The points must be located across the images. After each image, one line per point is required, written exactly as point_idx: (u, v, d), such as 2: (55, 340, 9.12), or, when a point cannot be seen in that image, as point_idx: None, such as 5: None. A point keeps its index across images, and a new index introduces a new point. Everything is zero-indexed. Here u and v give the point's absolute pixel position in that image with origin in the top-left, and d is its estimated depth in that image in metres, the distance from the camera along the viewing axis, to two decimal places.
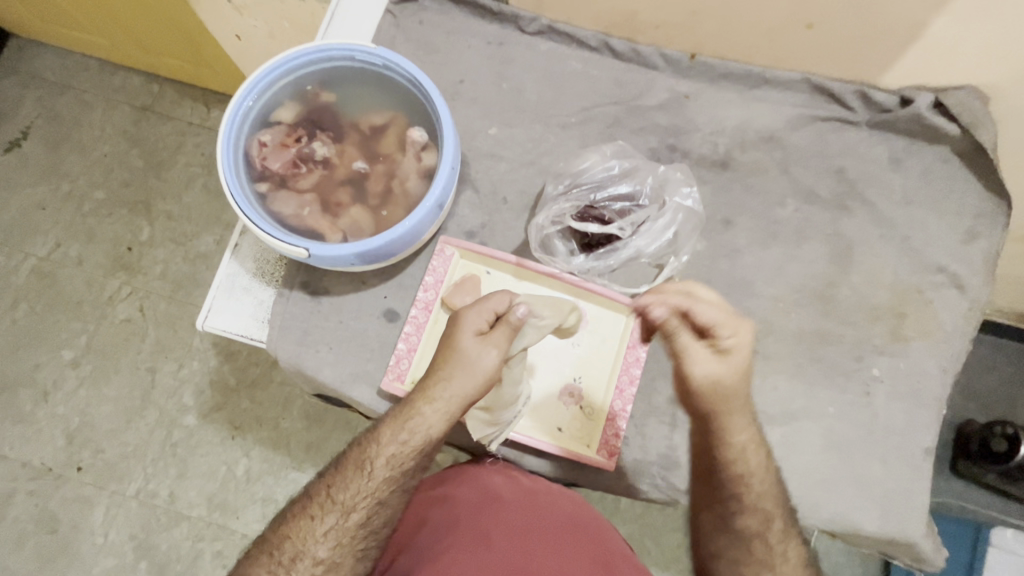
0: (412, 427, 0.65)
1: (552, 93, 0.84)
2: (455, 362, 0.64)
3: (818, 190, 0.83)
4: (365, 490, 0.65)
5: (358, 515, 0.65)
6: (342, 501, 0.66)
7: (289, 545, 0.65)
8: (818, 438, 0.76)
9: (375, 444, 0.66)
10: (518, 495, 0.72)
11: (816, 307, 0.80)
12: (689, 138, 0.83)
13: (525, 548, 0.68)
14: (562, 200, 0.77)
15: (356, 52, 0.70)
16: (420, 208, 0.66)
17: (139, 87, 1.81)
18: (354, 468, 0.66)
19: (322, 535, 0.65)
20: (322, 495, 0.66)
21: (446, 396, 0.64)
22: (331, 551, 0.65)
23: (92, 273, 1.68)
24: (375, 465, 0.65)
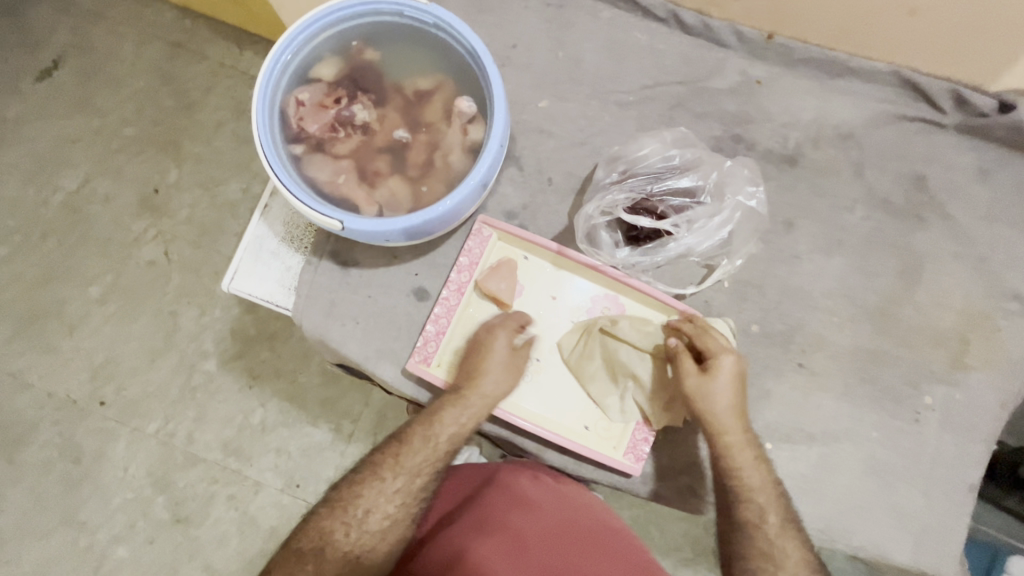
0: (467, 411, 0.68)
1: (611, 66, 0.77)
2: (495, 359, 0.68)
3: (893, 198, 0.76)
4: (429, 457, 0.67)
5: (423, 479, 0.67)
6: (411, 465, 0.67)
7: (359, 503, 0.65)
8: (857, 463, 0.72)
9: (439, 417, 0.68)
10: (550, 498, 0.71)
11: (874, 325, 0.74)
12: (758, 128, 0.76)
13: (563, 552, 0.67)
14: (616, 190, 0.71)
15: (405, 7, 0.64)
16: (464, 187, 0.61)
17: (172, 22, 1.75)
18: (421, 438, 0.67)
19: (392, 492, 0.66)
20: (390, 459, 0.67)
21: (487, 392, 0.68)
22: (398, 508, 0.66)
23: (120, 211, 1.67)
24: (440, 439, 0.67)
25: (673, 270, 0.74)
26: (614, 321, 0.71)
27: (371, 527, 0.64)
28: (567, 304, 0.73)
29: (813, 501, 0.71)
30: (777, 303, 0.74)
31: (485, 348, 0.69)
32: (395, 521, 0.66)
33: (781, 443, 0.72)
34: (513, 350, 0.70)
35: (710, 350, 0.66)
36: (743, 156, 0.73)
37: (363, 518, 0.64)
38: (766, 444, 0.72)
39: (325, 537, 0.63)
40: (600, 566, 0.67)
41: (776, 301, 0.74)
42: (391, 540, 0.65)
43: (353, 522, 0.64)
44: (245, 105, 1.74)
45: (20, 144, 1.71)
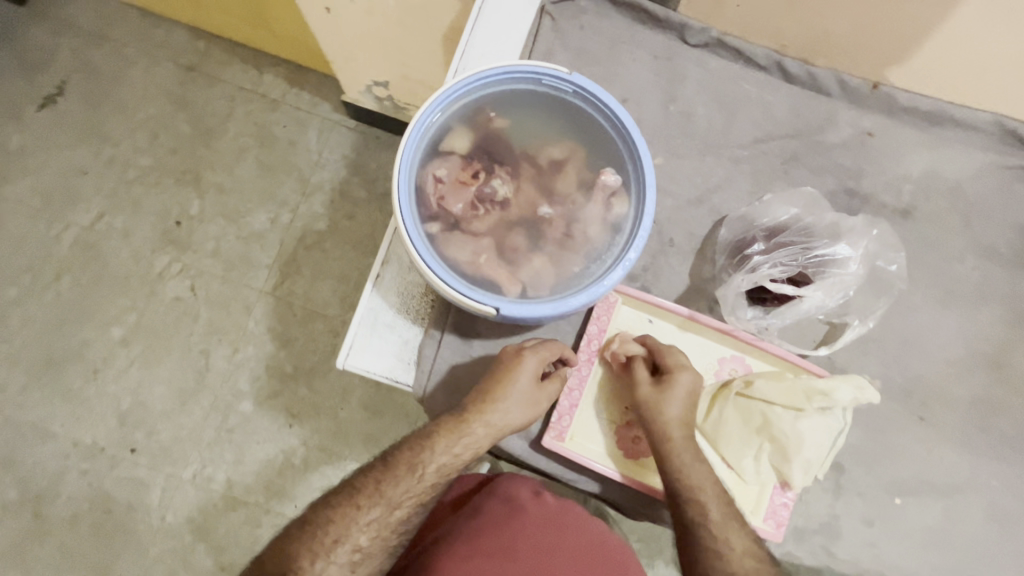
0: (463, 442, 0.64)
1: (723, 120, 0.76)
2: (512, 392, 0.64)
3: (1001, 246, 0.77)
4: (413, 490, 0.65)
5: (401, 512, 0.64)
6: (389, 496, 0.64)
7: (330, 529, 0.63)
8: (980, 511, 0.73)
9: (430, 447, 0.64)
10: (546, 513, 0.73)
11: (988, 374, 0.75)
12: (870, 181, 0.76)
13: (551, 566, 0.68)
14: (762, 260, 0.71)
15: (545, 76, 0.62)
16: (618, 267, 0.59)
17: (186, 45, 1.67)
18: (406, 466, 0.64)
19: (365, 523, 0.63)
20: (370, 487, 0.64)
21: (500, 424, 0.64)
22: (371, 540, 0.63)
23: (140, 247, 1.59)
24: (427, 469, 0.64)
25: (798, 329, 0.73)
26: (748, 383, 0.70)
27: (339, 558, 0.62)
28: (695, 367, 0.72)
29: (940, 553, 0.72)
30: (897, 357, 0.74)
31: (507, 373, 0.64)
32: (366, 555, 0.63)
33: (908, 496, 0.73)
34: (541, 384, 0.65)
35: (765, 400, 0.69)
36: (880, 220, 0.74)
37: (330, 549, 0.62)
38: (894, 498, 0.73)
39: (293, 562, 0.61)
40: None
41: (896, 354, 0.74)
42: (358, 574, 0.63)
43: (323, 550, 0.62)
44: (267, 130, 1.66)
45: (23, 177, 1.60)
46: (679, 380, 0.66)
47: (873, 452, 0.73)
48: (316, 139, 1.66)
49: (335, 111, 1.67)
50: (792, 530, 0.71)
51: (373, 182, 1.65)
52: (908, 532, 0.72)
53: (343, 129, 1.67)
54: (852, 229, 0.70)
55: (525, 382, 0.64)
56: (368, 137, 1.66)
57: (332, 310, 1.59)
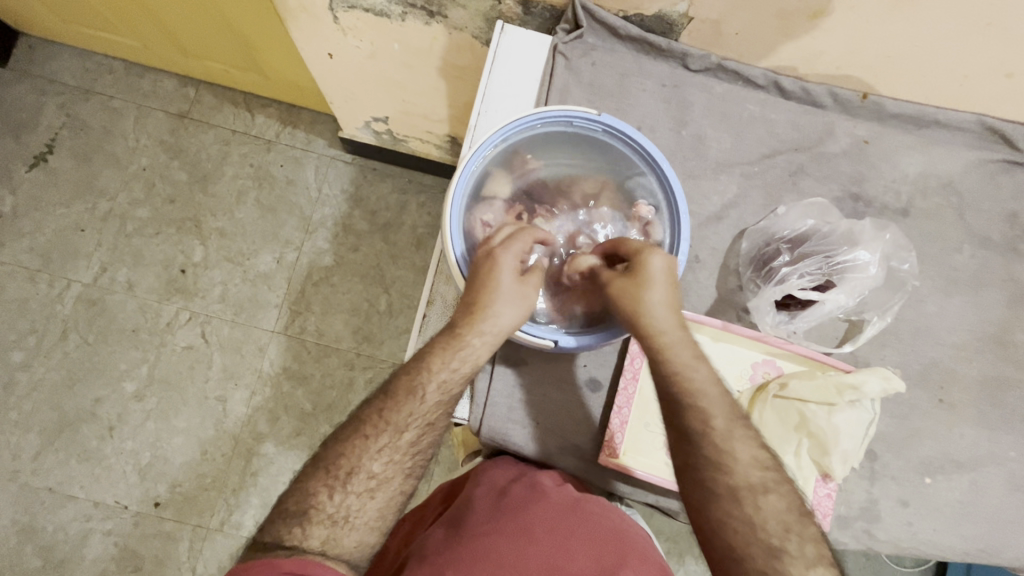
0: (459, 354, 0.62)
1: (732, 140, 0.81)
2: (499, 295, 0.61)
3: (992, 234, 0.83)
4: (418, 412, 0.62)
5: (411, 434, 0.62)
6: (395, 420, 0.61)
7: (343, 462, 0.60)
8: (1003, 482, 0.79)
9: (428, 366, 0.61)
10: (568, 500, 0.66)
11: (994, 353, 0.81)
12: (871, 185, 0.82)
13: (569, 548, 0.62)
14: (788, 270, 0.75)
15: (576, 118, 0.65)
16: None
17: (174, 92, 1.68)
18: (405, 391, 0.61)
19: (376, 451, 0.60)
20: (374, 416, 0.61)
21: (495, 329, 0.61)
22: (385, 466, 0.61)
23: (145, 298, 1.58)
24: (427, 389, 0.61)
25: (819, 329, 0.79)
26: (783, 384, 0.74)
27: (356, 488, 0.59)
28: (731, 373, 0.76)
29: (972, 525, 0.77)
30: (913, 345, 0.80)
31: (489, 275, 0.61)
32: (382, 482, 0.61)
33: (936, 475, 0.78)
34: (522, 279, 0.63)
35: (799, 398, 0.73)
36: (890, 224, 0.79)
37: (346, 479, 0.59)
38: (924, 478, 0.78)
39: (310, 497, 0.58)
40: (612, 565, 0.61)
41: (912, 343, 0.80)
42: (379, 500, 0.60)
43: (338, 483, 0.59)
44: (264, 170, 1.67)
45: (19, 239, 1.58)
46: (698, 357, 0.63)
47: (901, 437, 0.78)
48: (314, 175, 1.68)
49: (330, 146, 1.69)
50: (836, 518, 0.75)
51: (375, 213, 1.67)
52: (941, 508, 0.77)
53: (340, 163, 1.69)
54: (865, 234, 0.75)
55: (507, 280, 0.62)
56: (365, 169, 1.69)
57: (346, 342, 1.60)
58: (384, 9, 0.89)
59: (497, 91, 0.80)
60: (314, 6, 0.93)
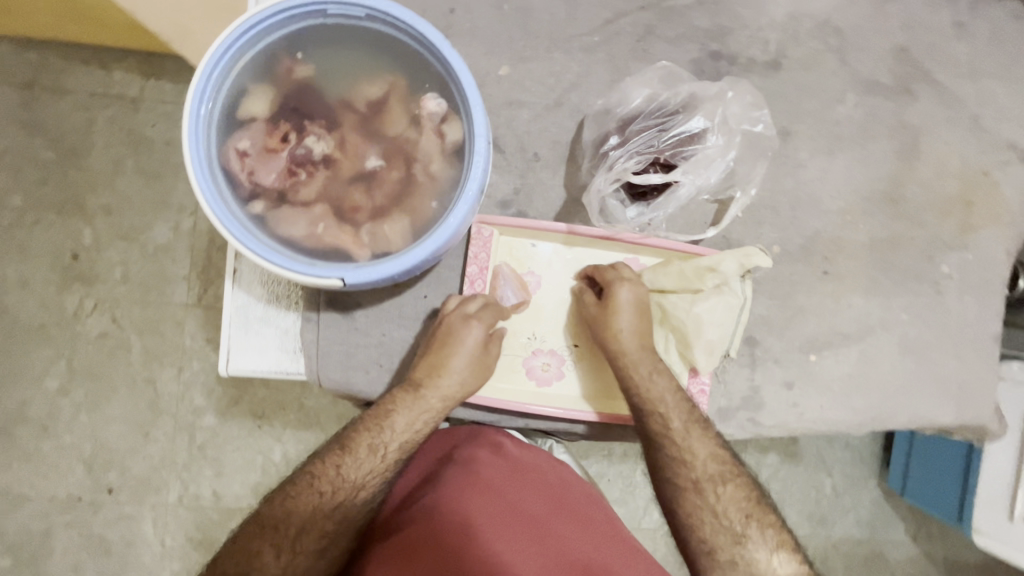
0: (423, 418, 0.62)
1: (566, 9, 0.69)
2: (461, 367, 0.62)
3: (880, 76, 0.73)
4: (377, 468, 0.61)
5: (366, 493, 0.61)
6: (352, 478, 0.60)
7: (291, 519, 0.58)
8: (895, 347, 0.74)
9: (391, 424, 0.61)
10: (504, 474, 0.66)
11: (885, 211, 0.74)
12: (735, 38, 0.70)
13: (512, 535, 0.61)
14: (619, 153, 0.63)
15: (329, 4, 0.54)
16: (463, 200, 0.55)
17: (14, 60, 1.49)
18: (368, 450, 0.60)
19: (331, 510, 0.59)
20: (330, 473, 0.60)
21: (453, 391, 0.62)
22: (336, 525, 0.59)
23: (44, 292, 1.49)
24: (389, 449, 0.61)
25: (686, 216, 0.70)
26: (638, 278, 0.68)
27: (305, 548, 0.57)
28: None
29: (863, 396, 0.74)
30: (793, 217, 0.72)
31: (448, 338, 0.62)
32: (332, 539, 0.59)
33: (823, 351, 0.73)
34: (486, 347, 0.64)
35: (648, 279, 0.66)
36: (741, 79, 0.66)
37: (294, 539, 0.57)
38: (810, 357, 0.73)
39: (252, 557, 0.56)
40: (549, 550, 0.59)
41: (791, 215, 0.72)
42: (327, 559, 0.59)
43: (286, 543, 0.57)
44: (137, 133, 1.51)
45: None
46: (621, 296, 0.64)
47: (783, 319, 0.72)
48: None
49: None
50: (716, 412, 0.72)
51: None
52: (829, 384, 0.73)
53: None
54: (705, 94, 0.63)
55: (471, 350, 0.62)
56: None
57: None
58: None
59: None
60: None
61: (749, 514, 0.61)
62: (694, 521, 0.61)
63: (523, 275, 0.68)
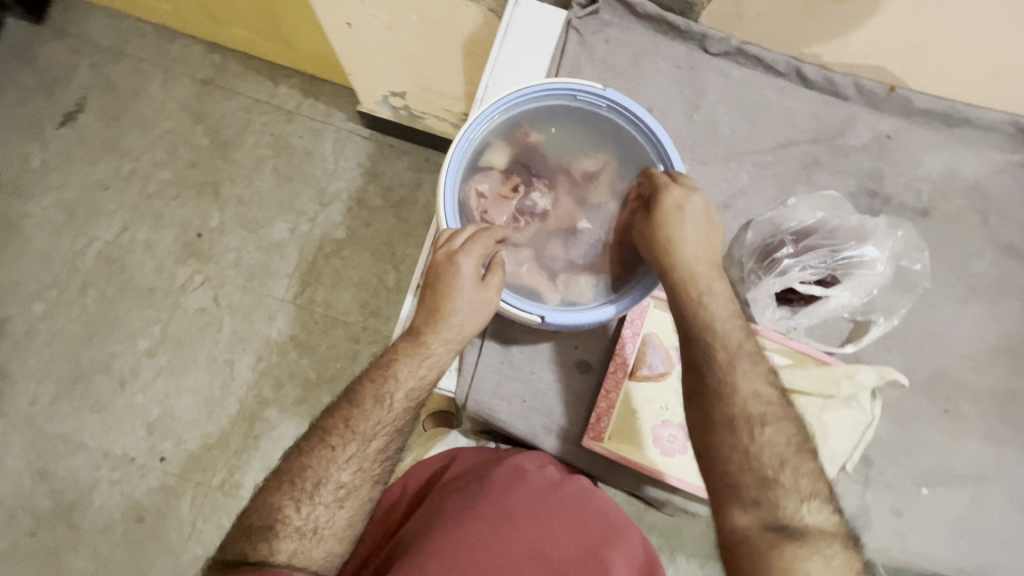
0: (426, 362, 0.63)
1: (746, 127, 0.78)
2: (460, 306, 0.61)
3: (1019, 242, 0.79)
4: (385, 421, 0.63)
5: (377, 443, 0.63)
6: (362, 431, 0.63)
7: (309, 473, 0.61)
8: (1005, 499, 0.75)
9: (395, 373, 0.63)
10: (547, 483, 0.70)
11: (1009, 366, 0.78)
12: (890, 182, 0.78)
13: (555, 534, 0.67)
14: (790, 259, 0.72)
15: (580, 92, 0.65)
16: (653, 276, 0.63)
17: (201, 59, 1.70)
18: (373, 401, 0.63)
19: (344, 462, 0.62)
20: (340, 426, 0.63)
21: (456, 330, 0.62)
22: (353, 475, 0.62)
23: (162, 259, 1.62)
24: (395, 398, 0.63)
25: (822, 327, 0.76)
26: (774, 374, 0.72)
27: (325, 498, 0.61)
28: None
29: (968, 541, 0.74)
30: (922, 352, 0.77)
31: (445, 284, 0.61)
32: (351, 490, 0.62)
33: (935, 487, 0.75)
34: (483, 279, 0.61)
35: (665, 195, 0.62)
36: (903, 222, 0.77)
37: (314, 491, 0.61)
38: (922, 489, 0.75)
39: (279, 510, 0.60)
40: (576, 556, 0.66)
41: (920, 348, 0.77)
42: (348, 509, 0.62)
43: (305, 495, 0.61)
44: (283, 140, 1.68)
45: (46, 194, 1.63)
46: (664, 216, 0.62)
47: (900, 445, 0.75)
48: (331, 149, 1.68)
49: (349, 119, 1.69)
50: None
51: (389, 189, 1.67)
52: (935, 521, 0.75)
53: (358, 138, 1.69)
54: (877, 230, 0.73)
55: (469, 287, 0.61)
56: (382, 145, 1.69)
57: (353, 316, 1.62)
58: None
59: (505, 63, 0.77)
60: None
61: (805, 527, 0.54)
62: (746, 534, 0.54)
63: (671, 348, 0.73)
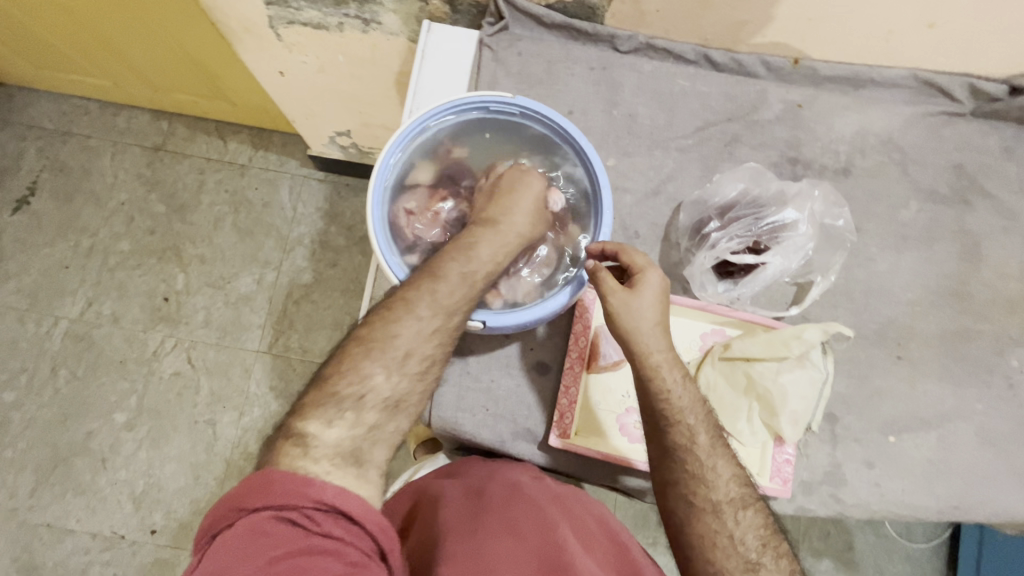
0: (504, 249, 0.64)
1: (665, 116, 0.82)
2: (522, 210, 0.66)
3: (939, 186, 0.83)
4: (462, 299, 0.61)
5: (459, 318, 0.60)
6: (443, 305, 0.59)
7: (380, 346, 0.57)
8: (972, 435, 0.77)
9: (472, 250, 0.62)
10: (546, 494, 0.68)
11: (952, 306, 0.80)
12: (809, 148, 0.82)
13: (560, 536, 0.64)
14: (720, 234, 0.75)
15: (491, 103, 0.68)
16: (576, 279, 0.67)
17: (148, 127, 1.72)
18: (459, 276, 0.60)
19: (427, 335, 0.58)
20: (424, 297, 0.58)
21: (516, 227, 0.65)
22: (434, 350, 0.59)
23: (131, 329, 1.61)
24: (478, 276, 0.62)
25: (767, 294, 0.78)
26: (727, 345, 0.74)
27: (411, 371, 0.58)
28: (679, 344, 0.76)
29: (944, 483, 0.75)
30: (867, 303, 0.79)
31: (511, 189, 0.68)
32: (430, 365, 0.59)
33: (902, 434, 0.76)
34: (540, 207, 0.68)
35: (636, 266, 0.63)
36: (821, 181, 0.79)
37: (403, 360, 0.57)
38: (889, 438, 0.76)
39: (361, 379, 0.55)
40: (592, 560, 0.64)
41: (865, 301, 0.79)
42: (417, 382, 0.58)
43: (394, 364, 0.57)
44: (240, 195, 1.70)
45: (6, 281, 1.62)
46: (645, 283, 0.62)
47: (862, 398, 0.77)
48: (288, 196, 1.70)
49: (302, 165, 1.72)
50: (800, 484, 0.74)
51: (351, 227, 1.69)
52: (908, 467, 0.76)
53: (314, 182, 1.71)
54: (797, 194, 0.75)
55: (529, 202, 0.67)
56: (338, 186, 1.71)
57: None
58: (321, 22, 0.94)
59: (424, 88, 0.80)
60: (255, 25, 0.97)
61: (765, 542, 0.59)
62: (712, 556, 0.58)
63: None
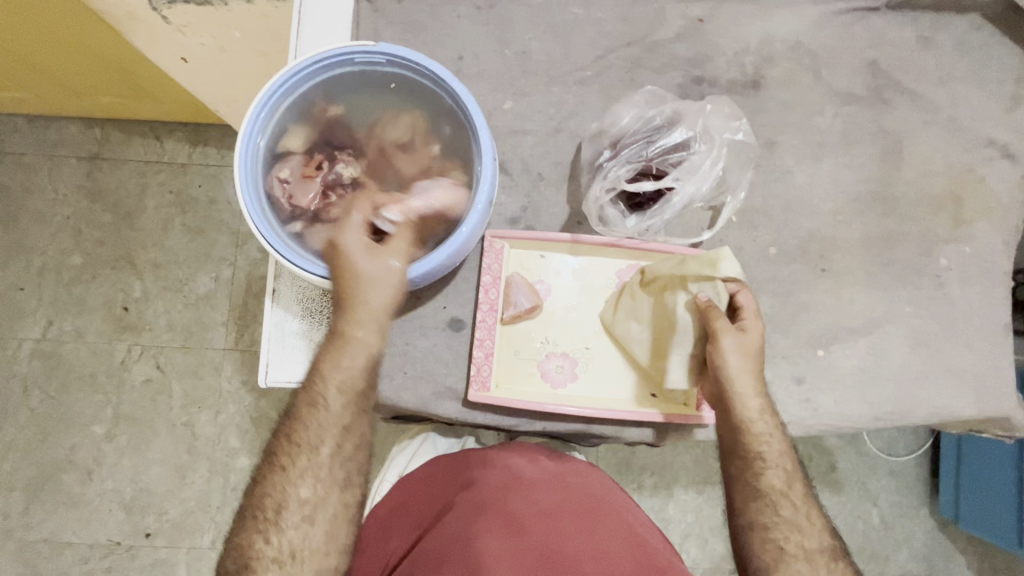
0: (348, 351, 0.63)
1: (560, 49, 0.78)
2: (363, 281, 0.61)
3: (856, 88, 0.79)
4: (325, 423, 0.62)
5: (326, 448, 0.62)
6: (305, 441, 0.62)
7: (268, 502, 0.61)
8: (903, 339, 0.75)
9: (321, 373, 0.63)
10: (544, 476, 0.70)
11: (875, 210, 0.78)
12: (715, 63, 0.78)
13: (560, 528, 0.65)
14: (613, 164, 0.71)
15: (355, 54, 0.65)
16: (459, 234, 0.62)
17: (81, 136, 1.68)
18: (306, 407, 0.62)
19: (298, 478, 0.62)
20: (284, 443, 0.63)
21: (369, 308, 0.63)
22: (312, 488, 0.62)
23: (97, 342, 1.60)
24: (326, 398, 0.62)
25: (682, 223, 0.76)
26: (642, 275, 0.71)
27: (290, 520, 0.61)
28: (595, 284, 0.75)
29: (877, 390, 0.75)
30: (786, 219, 0.77)
31: (343, 266, 0.61)
32: (318, 504, 0.62)
33: (831, 347, 0.75)
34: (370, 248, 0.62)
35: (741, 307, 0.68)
36: (720, 97, 0.75)
37: (277, 518, 0.61)
38: (818, 352, 0.75)
39: (249, 548, 0.60)
40: (595, 541, 0.65)
41: (784, 217, 0.77)
42: (321, 523, 0.62)
43: (270, 524, 0.61)
44: (184, 193, 1.66)
45: None
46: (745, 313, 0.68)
47: (788, 315, 0.75)
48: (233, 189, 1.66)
49: None
50: None
51: None
52: (839, 379, 0.75)
53: None
54: (690, 113, 0.72)
55: (363, 262, 0.61)
56: None
57: None
58: None
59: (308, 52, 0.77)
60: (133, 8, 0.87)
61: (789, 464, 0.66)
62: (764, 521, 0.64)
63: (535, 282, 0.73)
